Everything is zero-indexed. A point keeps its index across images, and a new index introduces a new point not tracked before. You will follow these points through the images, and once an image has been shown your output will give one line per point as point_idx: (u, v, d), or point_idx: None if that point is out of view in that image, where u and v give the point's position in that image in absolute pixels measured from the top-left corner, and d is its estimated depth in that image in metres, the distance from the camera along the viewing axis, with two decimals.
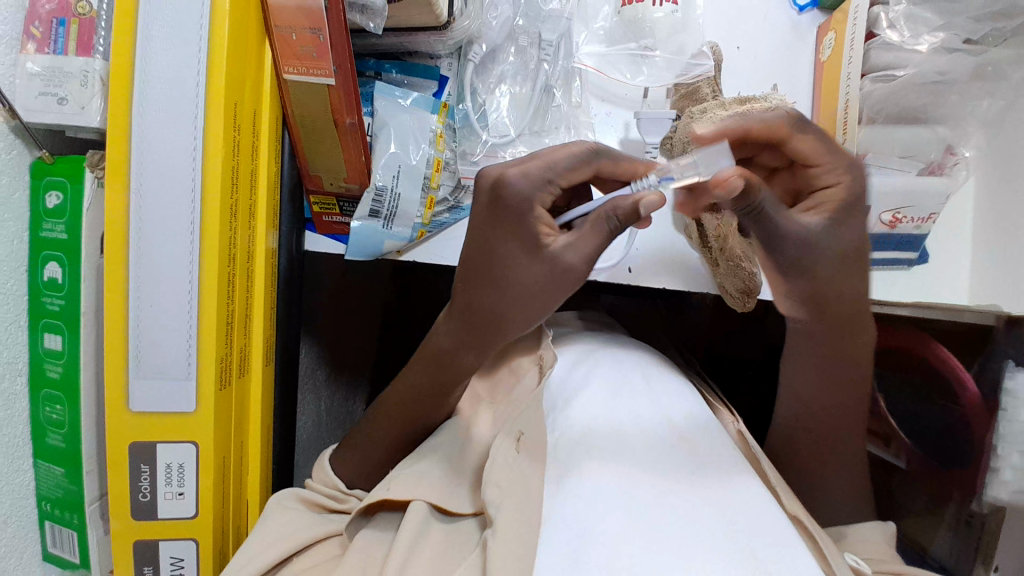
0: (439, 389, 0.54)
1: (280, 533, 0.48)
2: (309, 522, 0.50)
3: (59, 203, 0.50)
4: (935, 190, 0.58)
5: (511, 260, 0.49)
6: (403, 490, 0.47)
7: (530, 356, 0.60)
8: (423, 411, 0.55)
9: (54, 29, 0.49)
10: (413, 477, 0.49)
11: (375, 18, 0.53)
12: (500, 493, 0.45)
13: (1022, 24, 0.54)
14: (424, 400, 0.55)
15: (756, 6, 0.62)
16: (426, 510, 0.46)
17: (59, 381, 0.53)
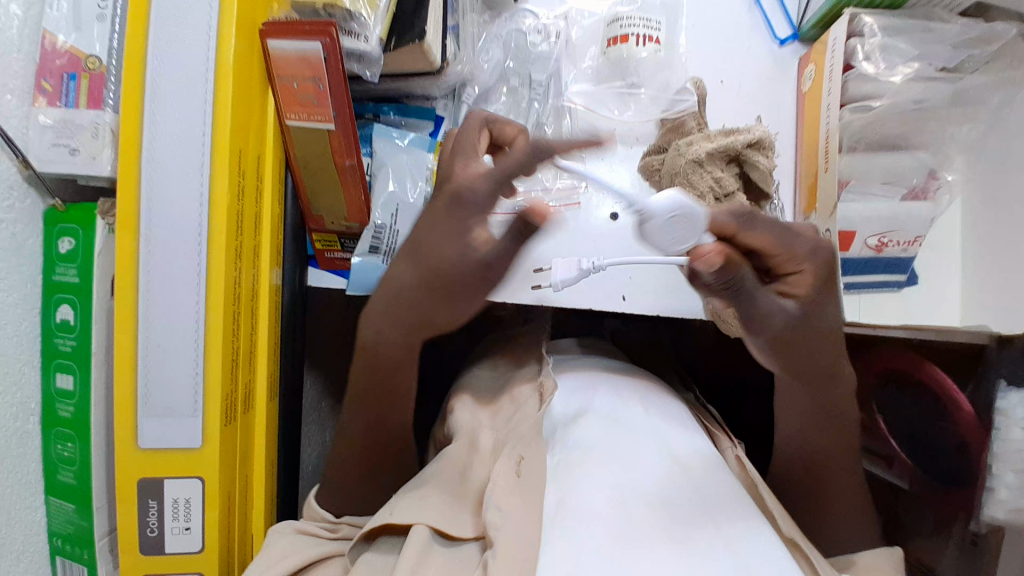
0: (388, 393, 0.54)
1: (282, 554, 0.49)
2: (308, 545, 0.51)
3: (71, 248, 0.53)
4: (918, 215, 0.60)
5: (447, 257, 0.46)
6: (406, 515, 0.47)
7: (529, 385, 0.61)
8: (385, 418, 0.55)
9: (65, 83, 0.52)
10: (416, 500, 0.49)
11: (370, 66, 0.56)
12: (501, 517, 0.45)
13: (1001, 49, 0.56)
14: (388, 403, 0.55)
15: (738, 40, 0.65)
16: (428, 534, 0.46)
17: (71, 420, 0.54)
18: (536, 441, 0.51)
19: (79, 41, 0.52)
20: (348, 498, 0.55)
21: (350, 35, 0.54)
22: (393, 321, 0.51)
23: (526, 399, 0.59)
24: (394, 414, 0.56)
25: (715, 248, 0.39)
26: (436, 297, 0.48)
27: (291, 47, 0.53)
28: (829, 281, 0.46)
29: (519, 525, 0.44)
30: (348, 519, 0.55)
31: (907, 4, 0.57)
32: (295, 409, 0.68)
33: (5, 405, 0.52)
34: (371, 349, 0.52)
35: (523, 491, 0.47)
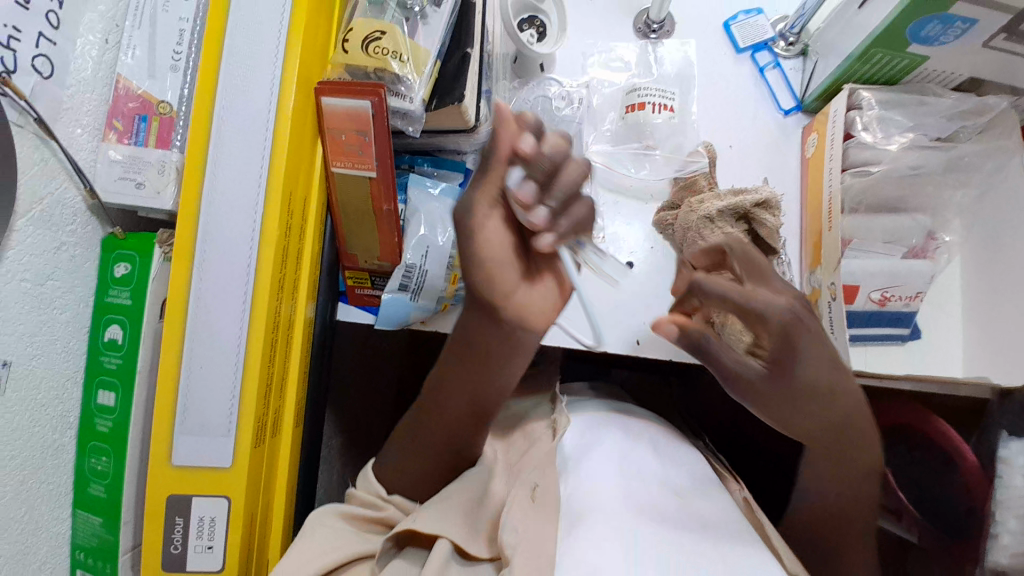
0: (461, 414, 0.58)
1: (322, 550, 0.52)
2: (347, 540, 0.54)
3: (126, 272, 0.57)
4: (919, 271, 0.64)
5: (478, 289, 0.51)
6: (431, 526, 0.51)
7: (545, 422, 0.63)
8: (460, 445, 0.59)
9: (136, 124, 0.58)
10: (440, 516, 0.52)
11: (414, 123, 0.62)
12: (518, 537, 0.46)
13: (993, 118, 0.60)
14: (459, 427, 0.58)
15: (746, 108, 0.71)
16: (450, 550, 0.49)
17: (107, 434, 0.57)
18: (550, 470, 0.53)
19: (152, 88, 0.58)
20: (407, 475, 0.59)
21: (398, 96, 0.60)
22: (468, 364, 0.56)
23: (539, 435, 0.60)
24: (470, 436, 0.59)
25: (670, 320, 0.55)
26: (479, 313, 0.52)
27: (342, 104, 0.60)
28: (792, 341, 0.52)
29: (533, 545, 0.46)
30: (398, 499, 0.59)
31: (903, 80, 0.62)
32: (316, 440, 0.70)
33: (46, 416, 0.55)
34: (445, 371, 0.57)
35: (537, 513, 0.49)
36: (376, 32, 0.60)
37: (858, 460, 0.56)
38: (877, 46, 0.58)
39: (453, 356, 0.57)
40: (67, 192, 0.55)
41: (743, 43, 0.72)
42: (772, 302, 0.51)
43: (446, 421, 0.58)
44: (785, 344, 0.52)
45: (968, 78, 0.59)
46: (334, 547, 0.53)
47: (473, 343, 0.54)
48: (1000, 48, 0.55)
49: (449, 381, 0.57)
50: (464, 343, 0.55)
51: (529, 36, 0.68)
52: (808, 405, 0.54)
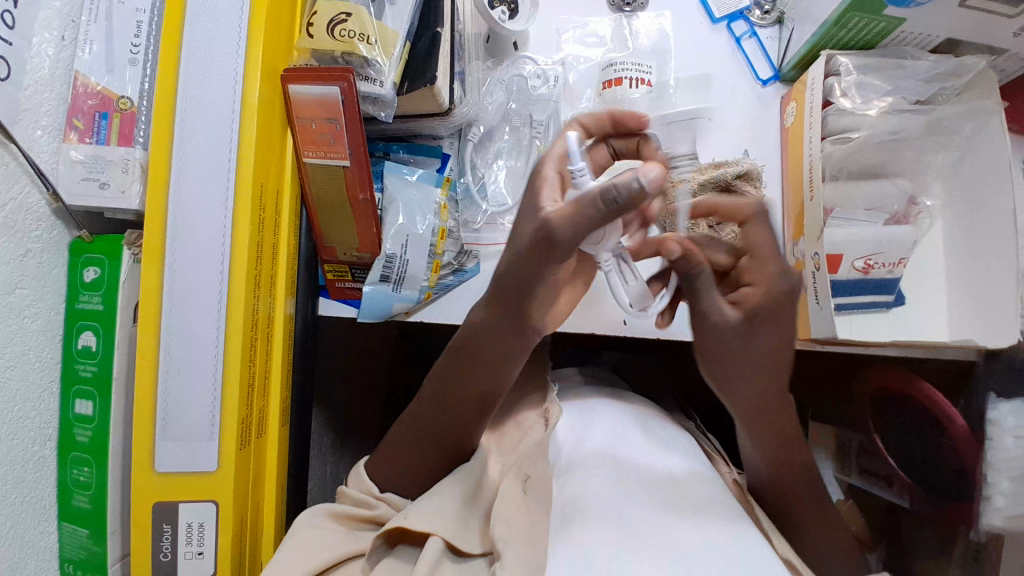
0: (463, 402, 0.59)
1: (319, 548, 0.51)
2: (341, 540, 0.53)
3: (96, 277, 0.55)
4: (900, 238, 0.64)
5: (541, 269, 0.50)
6: (420, 522, 0.50)
7: (535, 411, 0.64)
8: (464, 432, 0.59)
9: (97, 122, 0.55)
10: (432, 509, 0.52)
11: (386, 107, 0.60)
12: (508, 529, 0.47)
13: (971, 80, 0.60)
14: (470, 410, 0.59)
15: (726, 81, 0.70)
16: (442, 546, 0.49)
17: (88, 444, 0.56)
18: (543, 461, 0.55)
19: (111, 83, 0.56)
20: (396, 477, 0.59)
21: (367, 80, 0.58)
22: (478, 352, 0.57)
23: (532, 424, 0.62)
24: (468, 429, 0.59)
25: (677, 241, 0.51)
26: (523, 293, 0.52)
27: (310, 92, 0.58)
28: (771, 312, 0.52)
29: (528, 538, 0.47)
30: (390, 497, 0.58)
31: (879, 44, 0.61)
32: (304, 438, 0.69)
33: (24, 429, 0.53)
34: (466, 347, 0.58)
35: (529, 505, 0.50)
36: (341, 14, 0.58)
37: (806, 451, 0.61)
38: (855, 10, 0.57)
39: (472, 347, 0.57)
40: (29, 196, 0.52)
41: (718, 13, 0.71)
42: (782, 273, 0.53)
43: (448, 409, 0.59)
44: (775, 310, 0.52)
45: (946, 38, 0.59)
46: (328, 546, 0.52)
47: (491, 334, 0.56)
48: (977, 7, 0.54)
49: (458, 369, 0.58)
50: (485, 340, 0.57)
51: (500, 13, 0.66)
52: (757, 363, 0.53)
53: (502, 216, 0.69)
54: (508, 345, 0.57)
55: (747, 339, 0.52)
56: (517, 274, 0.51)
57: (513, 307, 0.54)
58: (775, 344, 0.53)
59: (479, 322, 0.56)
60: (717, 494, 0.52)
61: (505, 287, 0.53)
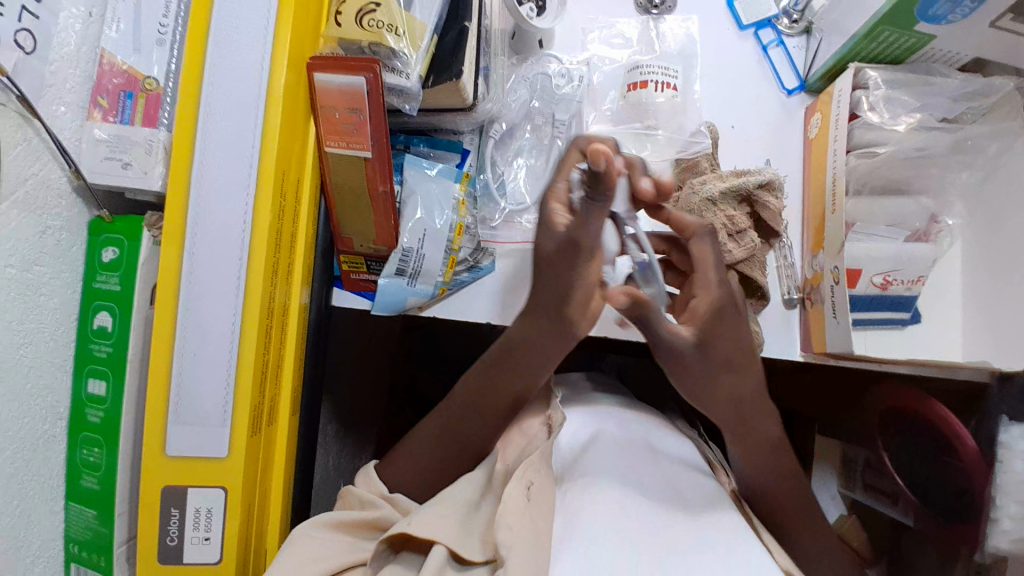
0: (489, 408, 0.60)
1: (319, 556, 0.52)
2: (343, 549, 0.54)
3: (114, 257, 0.55)
4: (920, 255, 0.63)
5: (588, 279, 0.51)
6: (424, 529, 0.49)
7: (538, 417, 0.63)
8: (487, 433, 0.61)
9: (122, 101, 0.55)
10: (437, 515, 0.51)
11: (411, 101, 0.60)
12: (512, 536, 0.46)
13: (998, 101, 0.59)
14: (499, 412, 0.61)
15: (750, 89, 0.69)
16: (446, 553, 0.49)
17: (98, 425, 0.56)
18: (545, 468, 0.53)
19: (137, 63, 0.55)
20: (411, 479, 0.60)
21: (394, 72, 0.58)
22: (506, 360, 0.59)
23: (534, 433, 0.61)
24: (487, 434, 0.61)
25: (623, 289, 0.51)
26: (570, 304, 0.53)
27: (335, 82, 0.57)
28: (717, 320, 0.51)
29: (530, 543, 0.46)
30: (397, 499, 0.58)
31: (908, 60, 0.61)
32: (313, 429, 0.69)
33: (35, 407, 0.53)
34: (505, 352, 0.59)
35: (532, 513, 0.49)
36: (371, 4, 0.57)
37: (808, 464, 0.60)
38: (887, 24, 0.57)
39: (501, 352, 0.59)
40: (51, 173, 0.52)
41: (746, 20, 0.70)
42: (708, 284, 0.52)
43: (472, 410, 0.60)
44: (717, 317, 0.51)
45: (974, 58, 0.58)
46: (328, 556, 0.52)
47: (522, 347, 0.58)
48: (1007, 28, 0.54)
49: (486, 377, 0.60)
50: (515, 350, 0.58)
51: (527, 9, 0.65)
52: (722, 381, 0.54)
53: (520, 215, 0.69)
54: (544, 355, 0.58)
55: (700, 360, 0.52)
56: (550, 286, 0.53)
57: (557, 318, 0.55)
58: (732, 354, 0.52)
59: (512, 334, 0.58)
60: (722, 508, 0.51)
61: (545, 299, 0.54)
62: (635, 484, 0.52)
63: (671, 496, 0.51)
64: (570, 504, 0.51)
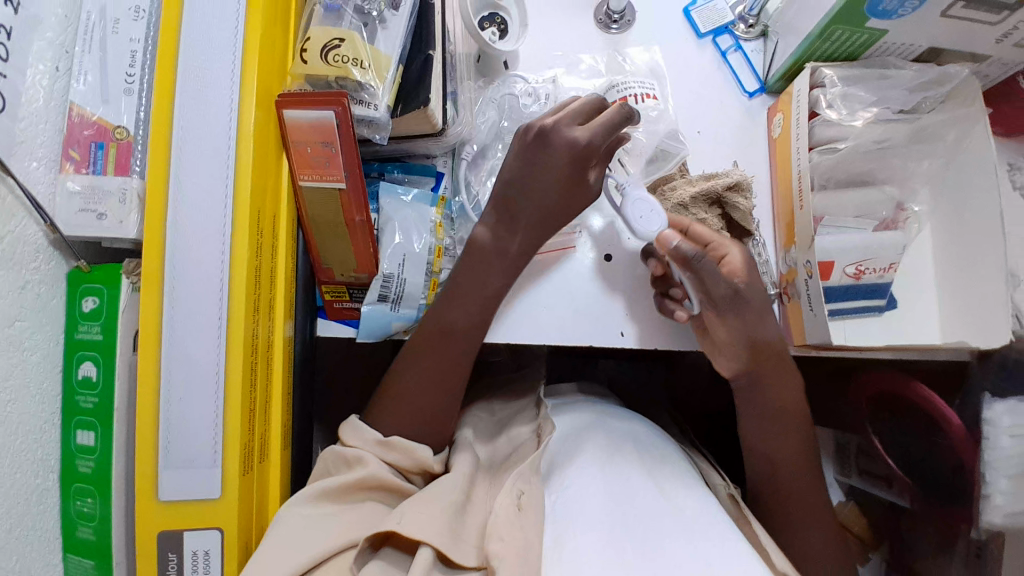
0: (449, 381, 0.62)
1: (298, 545, 0.51)
2: (325, 531, 0.52)
3: (95, 306, 0.55)
4: (893, 243, 0.65)
5: (549, 152, 0.61)
6: (413, 526, 0.50)
7: (528, 425, 0.65)
8: (450, 387, 0.62)
9: (93, 152, 0.55)
10: (424, 512, 0.51)
11: (380, 130, 0.61)
12: (504, 547, 0.49)
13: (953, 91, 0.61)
14: (464, 349, 0.62)
15: (713, 94, 0.71)
16: (434, 556, 0.50)
17: (90, 476, 0.56)
18: (535, 478, 0.56)
19: (106, 113, 0.56)
20: (402, 425, 0.60)
21: (361, 104, 0.59)
22: (465, 317, 0.61)
23: (523, 440, 0.64)
24: (454, 391, 0.62)
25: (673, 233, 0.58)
26: (534, 185, 0.62)
27: (304, 116, 0.58)
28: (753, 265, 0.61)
29: (521, 553, 0.49)
30: (398, 442, 0.58)
31: (863, 55, 0.63)
32: (306, 461, 0.69)
33: (27, 462, 0.53)
34: (482, 252, 0.62)
35: (522, 523, 0.52)
36: (335, 40, 0.58)
37: (797, 451, 0.62)
38: (838, 23, 0.58)
39: (455, 288, 0.62)
40: (27, 229, 0.52)
41: (704, 28, 0.72)
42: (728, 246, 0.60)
43: (434, 381, 0.61)
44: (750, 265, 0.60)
45: (928, 48, 0.60)
46: (310, 543, 0.51)
47: (480, 302, 0.62)
48: (958, 16, 0.55)
49: (440, 341, 0.62)
50: (473, 286, 0.62)
51: (490, 33, 0.67)
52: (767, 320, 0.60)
53: None
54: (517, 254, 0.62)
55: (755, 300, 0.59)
56: (534, 190, 0.62)
57: (525, 209, 0.62)
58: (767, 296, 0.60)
59: (467, 276, 0.62)
60: (712, 511, 0.52)
61: (523, 209, 0.62)
62: (627, 491, 0.52)
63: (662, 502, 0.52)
64: (562, 512, 0.52)
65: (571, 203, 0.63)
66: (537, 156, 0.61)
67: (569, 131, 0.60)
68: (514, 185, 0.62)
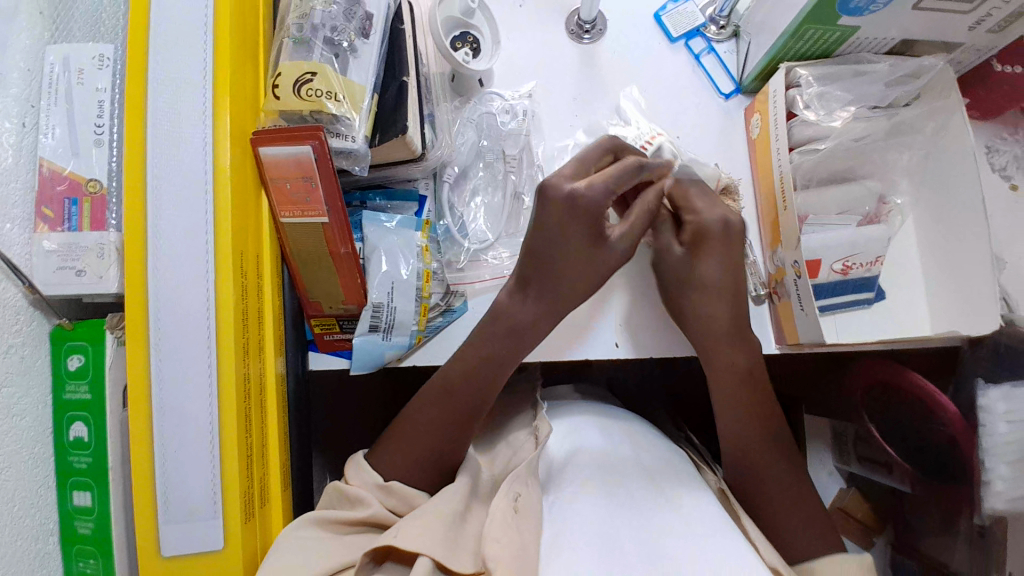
0: (456, 430, 0.60)
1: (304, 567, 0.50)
2: (330, 554, 0.51)
3: (81, 365, 0.54)
4: (877, 237, 0.65)
5: (557, 218, 0.60)
6: (408, 540, 0.49)
7: (526, 429, 0.65)
8: (458, 438, 0.60)
9: (67, 208, 0.54)
10: (419, 526, 0.50)
11: (359, 162, 0.60)
12: (500, 549, 0.48)
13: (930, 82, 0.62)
14: (477, 404, 0.61)
15: (689, 99, 0.71)
16: (432, 565, 0.48)
17: (91, 537, 0.55)
18: (531, 479, 0.55)
19: (77, 166, 0.55)
20: (405, 468, 0.58)
21: (338, 137, 0.58)
22: (473, 371, 0.61)
23: (522, 443, 0.63)
24: (462, 441, 0.60)
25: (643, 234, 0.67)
26: (547, 251, 0.61)
27: (282, 153, 0.57)
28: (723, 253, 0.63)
29: (518, 553, 0.48)
30: (397, 487, 0.57)
31: (838, 51, 0.63)
32: (308, 498, 0.69)
33: (25, 529, 0.52)
34: (498, 314, 0.62)
35: (519, 525, 0.50)
36: (307, 73, 0.57)
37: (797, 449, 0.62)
38: (810, 23, 0.58)
39: (473, 350, 0.61)
40: (5, 291, 0.51)
41: (675, 32, 0.72)
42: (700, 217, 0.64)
43: (442, 429, 0.60)
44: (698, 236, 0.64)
45: (901, 41, 0.61)
46: (315, 564, 0.50)
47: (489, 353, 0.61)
48: (931, 7, 0.55)
49: (449, 395, 0.61)
50: (487, 346, 0.61)
51: (463, 54, 0.66)
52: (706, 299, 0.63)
53: (485, 253, 0.69)
54: (541, 317, 0.62)
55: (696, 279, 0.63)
56: (559, 252, 0.60)
57: (543, 274, 0.61)
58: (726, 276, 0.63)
59: (481, 333, 0.62)
60: (719, 519, 0.52)
61: (543, 277, 0.61)
62: (635, 502, 0.52)
63: (666, 513, 0.51)
64: (555, 515, 0.52)
65: (598, 262, 0.61)
66: (553, 222, 0.60)
67: (568, 185, 0.60)
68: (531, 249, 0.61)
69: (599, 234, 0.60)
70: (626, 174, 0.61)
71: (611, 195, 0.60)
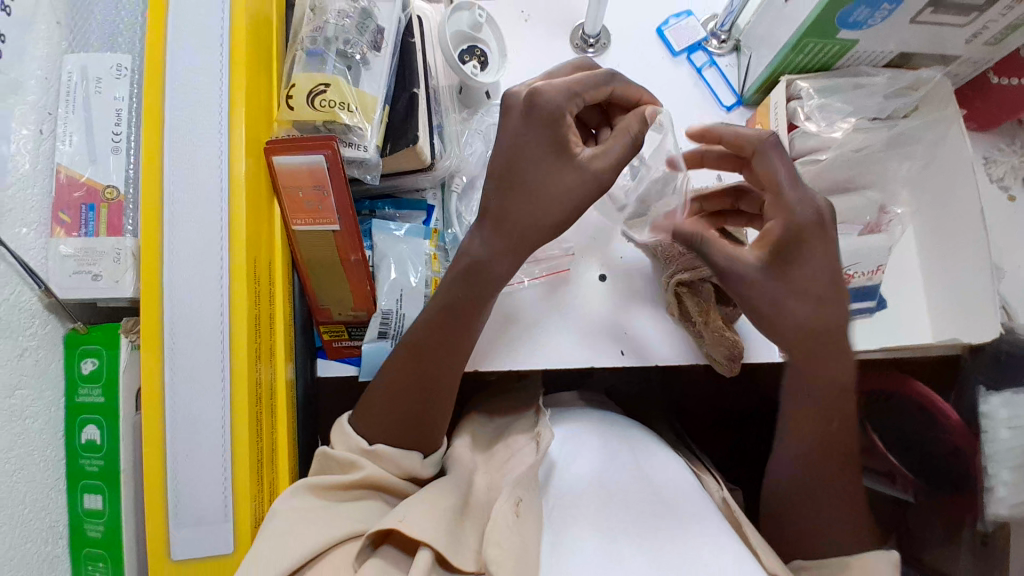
0: (428, 387, 0.58)
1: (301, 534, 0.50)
2: (330, 522, 0.52)
3: (94, 368, 0.55)
4: (877, 247, 0.66)
5: (526, 141, 0.58)
6: (415, 526, 0.49)
7: (526, 433, 0.63)
8: (431, 397, 0.58)
9: (84, 214, 0.55)
10: (425, 515, 0.51)
11: (371, 171, 0.61)
12: (501, 553, 0.48)
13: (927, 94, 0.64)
14: (446, 359, 0.59)
15: (691, 112, 0.73)
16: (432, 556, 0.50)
17: (102, 540, 0.55)
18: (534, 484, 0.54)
19: (95, 173, 0.56)
20: (382, 429, 0.58)
21: (350, 146, 0.59)
22: (436, 326, 0.58)
23: (523, 446, 0.62)
24: (439, 400, 0.59)
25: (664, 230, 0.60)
26: (513, 190, 0.58)
27: (296, 163, 0.58)
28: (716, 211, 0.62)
29: (518, 559, 0.48)
30: (380, 450, 0.57)
31: (836, 64, 0.65)
32: None
33: (35, 531, 0.52)
34: (466, 267, 0.59)
35: (521, 529, 0.50)
36: (320, 85, 0.59)
37: None
38: (810, 36, 0.60)
39: (441, 302, 0.59)
40: (22, 295, 0.52)
41: (677, 46, 0.74)
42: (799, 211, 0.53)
43: (414, 388, 0.58)
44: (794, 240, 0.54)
45: (898, 53, 0.62)
46: (315, 535, 0.50)
47: (446, 303, 0.58)
48: (928, 21, 0.57)
49: (418, 352, 0.58)
50: (457, 295, 0.59)
51: (471, 67, 0.68)
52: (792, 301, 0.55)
53: None
54: (505, 258, 0.59)
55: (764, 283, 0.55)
56: (530, 191, 0.58)
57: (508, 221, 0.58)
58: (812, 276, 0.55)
59: (442, 286, 0.60)
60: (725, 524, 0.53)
61: (512, 220, 0.58)
62: (642, 505, 0.53)
63: (673, 517, 0.52)
64: (556, 521, 0.52)
65: (577, 211, 0.59)
66: (506, 154, 0.58)
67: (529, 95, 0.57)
68: (499, 192, 0.59)
69: (561, 147, 0.57)
70: (595, 86, 0.58)
71: (575, 96, 0.57)
